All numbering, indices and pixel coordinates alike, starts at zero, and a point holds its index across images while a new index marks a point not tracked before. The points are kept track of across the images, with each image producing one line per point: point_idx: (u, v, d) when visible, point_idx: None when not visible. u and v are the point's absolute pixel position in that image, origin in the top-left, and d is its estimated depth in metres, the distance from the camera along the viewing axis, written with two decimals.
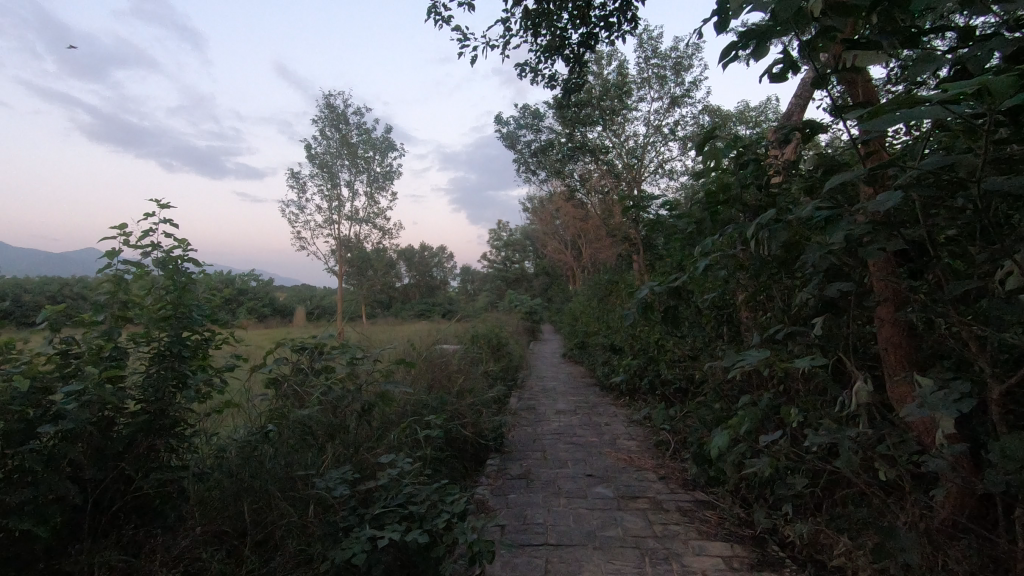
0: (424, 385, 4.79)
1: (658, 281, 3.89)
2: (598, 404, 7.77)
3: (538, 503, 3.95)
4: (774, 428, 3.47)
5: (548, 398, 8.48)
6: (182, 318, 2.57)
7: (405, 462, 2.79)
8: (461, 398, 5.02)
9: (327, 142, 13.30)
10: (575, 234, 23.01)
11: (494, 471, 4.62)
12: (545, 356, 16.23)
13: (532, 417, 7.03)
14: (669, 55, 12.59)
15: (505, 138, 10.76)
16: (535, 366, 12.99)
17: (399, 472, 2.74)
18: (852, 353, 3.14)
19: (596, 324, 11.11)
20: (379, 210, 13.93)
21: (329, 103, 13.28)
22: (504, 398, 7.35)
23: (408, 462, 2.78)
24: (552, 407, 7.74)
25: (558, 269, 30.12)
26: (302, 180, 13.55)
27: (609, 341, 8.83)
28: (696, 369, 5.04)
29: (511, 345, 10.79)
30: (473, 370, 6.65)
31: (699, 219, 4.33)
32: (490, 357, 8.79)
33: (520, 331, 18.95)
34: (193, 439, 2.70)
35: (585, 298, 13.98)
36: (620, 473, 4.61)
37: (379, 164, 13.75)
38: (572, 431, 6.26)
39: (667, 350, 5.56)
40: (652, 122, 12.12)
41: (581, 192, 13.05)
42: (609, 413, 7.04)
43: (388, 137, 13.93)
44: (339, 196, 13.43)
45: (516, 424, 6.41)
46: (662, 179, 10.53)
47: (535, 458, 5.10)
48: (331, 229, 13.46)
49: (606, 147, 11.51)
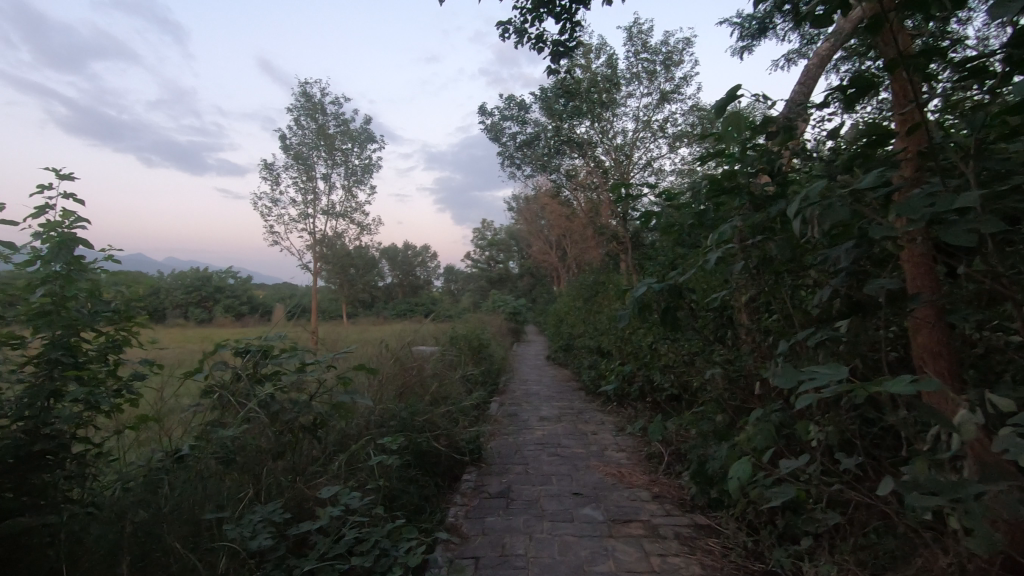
0: (395, 392, 4.32)
1: (656, 278, 3.46)
2: (585, 410, 7.35)
3: (518, 528, 3.49)
4: (787, 446, 3.06)
5: (531, 404, 8.03)
6: (67, 316, 2.09)
7: (352, 500, 2.43)
8: (436, 407, 4.54)
9: (302, 133, 12.69)
10: (561, 234, 22.60)
11: (470, 488, 4.15)
12: (529, 358, 15.79)
13: (514, 424, 6.57)
14: (659, 50, 12.24)
15: (489, 129, 10.28)
16: (519, 369, 12.54)
17: (345, 513, 2.41)
18: (881, 362, 2.72)
19: (582, 326, 10.71)
20: (357, 204, 13.34)
21: (306, 91, 12.68)
22: (485, 404, 6.88)
23: (355, 498, 2.42)
24: (535, 413, 7.28)
25: (543, 270, 29.77)
26: (276, 171, 12.91)
27: (596, 344, 8.40)
28: (693, 376, 4.62)
29: (493, 347, 10.31)
30: (452, 375, 6.17)
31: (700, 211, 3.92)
32: (471, 360, 8.31)
33: (504, 332, 18.45)
34: (89, 467, 2.19)
35: (571, 299, 13.55)
36: (609, 491, 4.17)
37: (358, 156, 13.17)
38: (557, 440, 5.81)
39: (661, 355, 5.16)
40: (641, 117, 11.74)
41: (568, 190, 12.62)
42: (596, 421, 6.62)
43: (368, 129, 13.36)
44: (315, 190, 12.82)
45: (498, 434, 5.93)
46: (651, 177, 10.16)
47: (517, 473, 4.64)
48: (307, 223, 12.84)
49: (594, 143, 11.11)
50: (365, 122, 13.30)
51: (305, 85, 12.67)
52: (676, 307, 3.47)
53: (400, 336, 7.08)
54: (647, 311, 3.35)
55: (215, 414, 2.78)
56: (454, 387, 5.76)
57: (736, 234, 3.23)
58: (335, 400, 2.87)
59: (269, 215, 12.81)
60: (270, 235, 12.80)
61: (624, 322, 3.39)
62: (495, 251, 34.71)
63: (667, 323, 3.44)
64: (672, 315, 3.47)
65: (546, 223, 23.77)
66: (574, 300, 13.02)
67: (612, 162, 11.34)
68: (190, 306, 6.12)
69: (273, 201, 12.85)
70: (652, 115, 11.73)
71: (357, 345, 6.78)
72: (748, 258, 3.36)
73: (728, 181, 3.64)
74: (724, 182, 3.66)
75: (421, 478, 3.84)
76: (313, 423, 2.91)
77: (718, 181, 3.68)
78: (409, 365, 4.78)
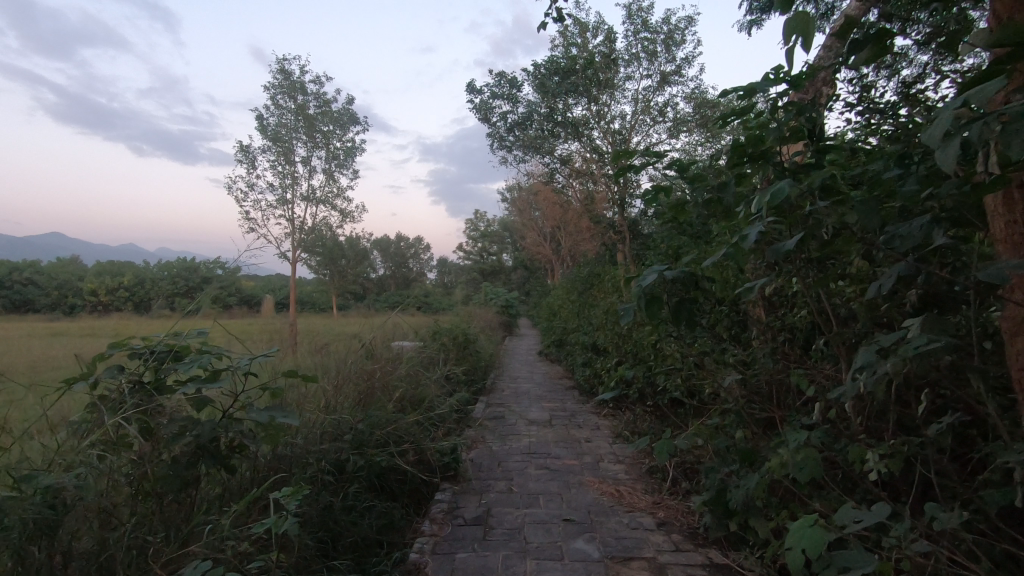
0: (356, 399, 3.67)
1: (668, 263, 2.81)
2: (579, 412, 6.71)
3: (494, 570, 2.84)
4: (834, 475, 2.43)
5: (520, 404, 7.39)
6: None
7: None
8: (407, 414, 3.90)
9: (280, 113, 11.92)
10: (555, 225, 21.88)
11: (441, 513, 3.50)
12: (520, 353, 15.17)
13: (500, 429, 5.93)
14: (660, 29, 11.53)
15: (477, 108, 9.55)
16: (509, 365, 11.90)
17: None
18: (970, 373, 2.07)
19: (576, 321, 10.07)
20: (339, 190, 12.58)
21: (284, 68, 11.88)
22: (468, 406, 6.23)
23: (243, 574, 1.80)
24: (524, 416, 6.64)
25: (535, 262, 29.15)
26: (252, 154, 12.11)
27: (591, 341, 7.75)
28: (705, 380, 3.98)
29: (481, 342, 9.62)
30: (431, 375, 5.53)
31: (720, 184, 3.27)
32: (454, 357, 7.66)
33: (495, 326, 17.79)
34: None
35: (565, 293, 12.88)
36: (605, 517, 3.53)
37: (340, 139, 12.41)
38: (546, 449, 5.17)
39: (666, 355, 4.53)
40: (640, 99, 11.05)
41: (563, 178, 11.96)
42: (591, 425, 6.01)
43: (351, 110, 12.58)
44: (294, 174, 12.05)
45: (482, 442, 5.28)
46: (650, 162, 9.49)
47: (499, 491, 4.00)
48: (285, 209, 12.07)
49: (590, 125, 10.40)
50: (348, 102, 12.52)
51: (283, 61, 11.87)
52: (692, 300, 2.85)
53: (374, 331, 6.42)
54: (659, 305, 2.71)
55: (95, 432, 2.14)
56: (433, 390, 5.11)
57: (770, 207, 2.62)
58: (254, 418, 2.22)
59: (244, 200, 12.00)
60: (246, 221, 12.02)
61: (630, 319, 2.75)
62: (487, 243, 33.94)
63: (681, 319, 2.81)
64: (688, 309, 2.84)
65: (540, 214, 23.06)
66: (568, 293, 12.38)
67: (609, 147, 10.65)
68: (132, 296, 5.39)
69: (249, 186, 12.05)
70: (652, 98, 11.07)
71: (326, 341, 6.09)
72: (782, 240, 2.74)
73: (754, 146, 3.01)
74: (748, 147, 3.03)
75: (382, 505, 3.19)
76: (229, 445, 2.26)
77: (742, 146, 3.04)
78: (377, 365, 4.14)
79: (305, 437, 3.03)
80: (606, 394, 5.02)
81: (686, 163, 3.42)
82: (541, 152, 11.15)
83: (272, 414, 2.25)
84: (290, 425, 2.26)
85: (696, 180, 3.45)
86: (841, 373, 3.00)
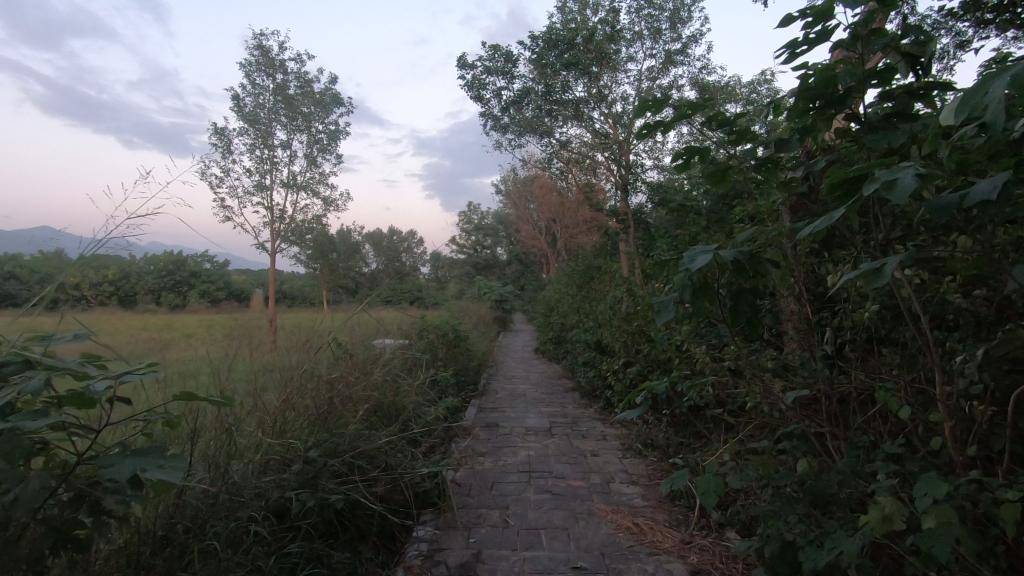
0: (313, 414, 2.95)
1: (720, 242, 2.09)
2: (582, 419, 6.01)
3: None
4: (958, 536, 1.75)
5: (516, 409, 6.68)
6: None
7: None
8: (377, 432, 3.18)
9: (258, 93, 11.08)
10: (552, 217, 21.08)
11: (419, 558, 2.78)
12: (516, 350, 14.44)
13: (494, 440, 5.21)
14: (665, 4, 10.71)
15: (468, 85, 8.77)
16: (504, 363, 11.18)
17: None
18: None
19: (576, 317, 9.34)
20: (321, 175, 11.77)
21: (261, 44, 11.00)
22: (457, 414, 5.50)
23: None
24: (521, 423, 5.93)
25: (531, 256, 28.39)
26: (228, 137, 11.24)
27: (595, 339, 7.04)
28: (743, 389, 3.29)
29: (474, 340, 8.87)
30: (415, 380, 4.81)
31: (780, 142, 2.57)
32: (442, 357, 6.93)
33: (489, 321, 17.05)
34: None
35: (564, 286, 12.15)
36: (625, 562, 2.83)
37: (322, 122, 11.59)
38: (547, 464, 4.47)
39: (691, 359, 3.84)
40: (644, 80, 10.28)
41: (561, 164, 11.19)
42: (597, 435, 5.31)
43: (334, 91, 11.72)
44: (273, 158, 11.24)
45: (474, 458, 4.57)
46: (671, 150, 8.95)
47: (491, 524, 3.28)
48: (263, 196, 11.24)
49: (591, 106, 9.62)
50: (331, 82, 11.67)
51: (261, 36, 11.00)
52: (754, 291, 2.12)
53: (352, 331, 5.68)
54: (712, 300, 2.00)
55: None
56: (414, 399, 4.41)
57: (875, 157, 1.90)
58: (105, 473, 1.43)
59: (218, 187, 11.13)
60: (221, 209, 11.17)
61: (672, 318, 2.03)
62: (481, 237, 33.00)
63: (741, 317, 2.11)
64: (748, 304, 2.11)
65: (536, 205, 22.26)
66: (567, 287, 11.65)
67: (611, 130, 9.88)
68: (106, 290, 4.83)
69: (223, 171, 11.18)
70: (657, 79, 10.28)
71: (296, 340, 5.35)
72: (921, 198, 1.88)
73: (831, 87, 2.30)
74: (820, 90, 2.32)
75: (339, 555, 2.48)
76: (80, 507, 1.51)
77: (812, 88, 2.32)
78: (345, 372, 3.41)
79: (238, 472, 2.35)
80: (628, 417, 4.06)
81: (738, 115, 2.67)
82: (538, 137, 10.39)
83: (138, 465, 1.45)
84: (169, 484, 1.46)
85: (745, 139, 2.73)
86: (940, 386, 2.31)
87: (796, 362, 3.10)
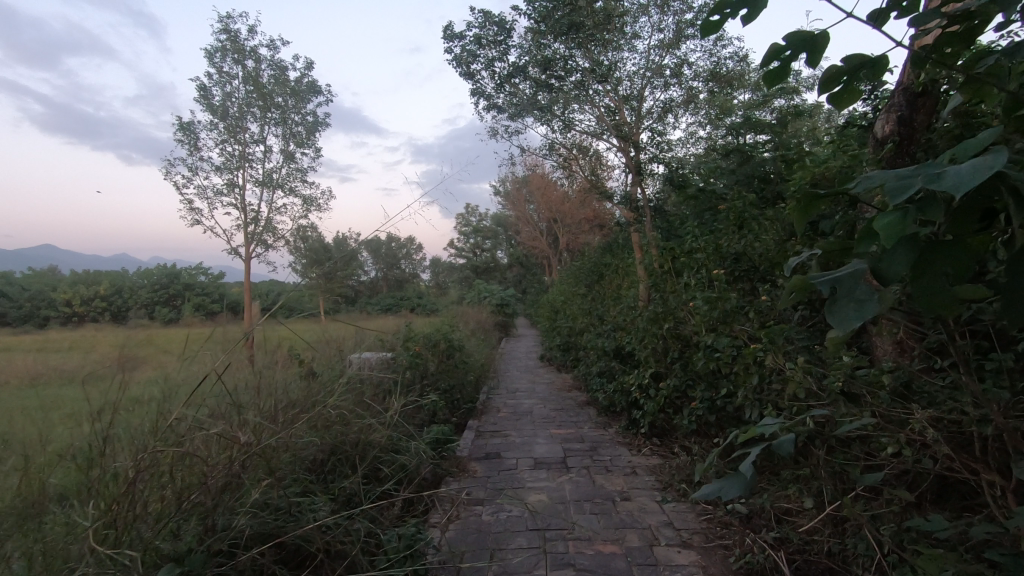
0: (198, 494, 2.21)
1: (976, 146, 0.98)
2: (604, 445, 4.90)
3: None
4: None
5: (522, 431, 5.58)
6: None
7: None
8: (304, 513, 2.48)
9: (226, 82, 10.00)
10: (555, 215, 19.90)
11: None
12: (519, 357, 13.35)
13: (496, 479, 4.12)
14: None
15: (456, 60, 7.70)
16: (507, 373, 10.08)
17: None
18: None
19: (586, 319, 8.23)
20: (299, 171, 10.68)
21: (227, 26, 9.87)
22: (448, 446, 4.41)
23: None
24: (528, 452, 4.82)
25: (533, 258, 27.28)
26: (194, 132, 10.10)
27: (612, 347, 5.93)
28: (879, 423, 2.18)
29: (471, 348, 7.77)
30: (390, 408, 3.73)
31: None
32: (432, 373, 5.84)
33: (488, 326, 15.88)
34: None
35: (571, 286, 11.02)
36: None
37: (299, 113, 10.48)
38: (565, 516, 3.38)
39: (777, 377, 2.71)
40: (654, 54, 9.14)
41: (562, 152, 10.08)
42: (627, 468, 4.21)
43: (311, 79, 10.60)
44: (245, 154, 10.16)
45: (468, 510, 3.48)
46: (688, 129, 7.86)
47: None
48: (234, 196, 10.14)
49: (595, 82, 8.49)
50: (307, 68, 10.55)
51: (228, 19, 9.91)
52: None
53: (316, 346, 4.57)
54: (975, 269, 0.84)
55: None
56: (386, 433, 3.42)
57: None
58: None
59: (185, 186, 10.00)
60: (188, 211, 10.07)
61: (875, 316, 0.89)
62: (480, 239, 31.68)
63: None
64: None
65: (536, 204, 21.07)
66: (574, 287, 10.53)
67: (619, 110, 8.76)
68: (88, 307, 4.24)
69: (191, 169, 10.06)
70: (669, 53, 9.14)
71: None
72: None
73: None
74: None
75: None
76: None
77: None
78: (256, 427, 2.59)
79: None
80: (716, 481, 1.46)
81: None
82: (537, 120, 9.28)
83: None
84: None
85: (901, 13, 1.51)
86: None
87: (976, 380, 1.97)
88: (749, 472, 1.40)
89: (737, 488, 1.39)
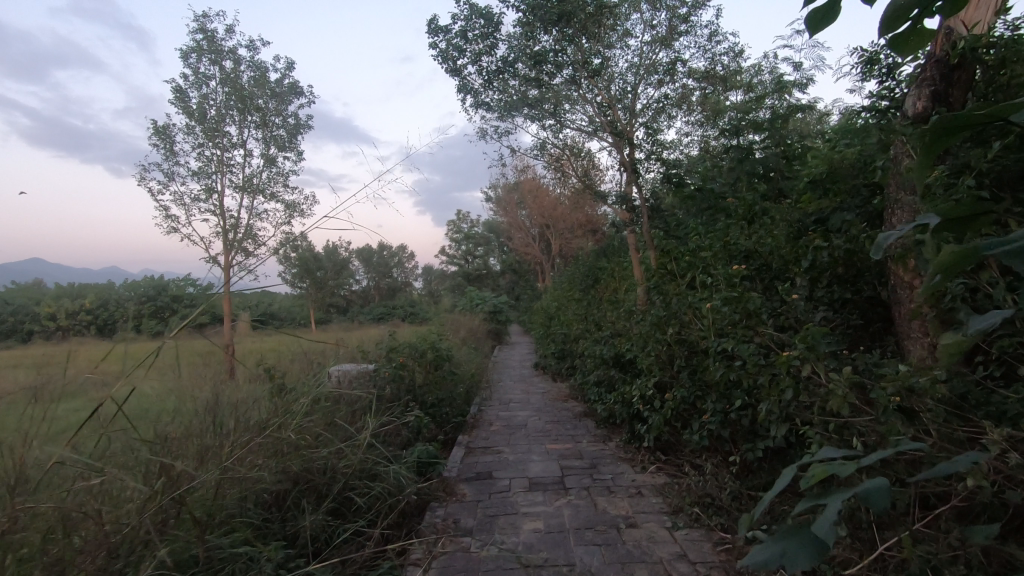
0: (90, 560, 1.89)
1: None
2: (604, 462, 4.50)
3: None
4: None
5: (516, 447, 5.18)
6: None
7: None
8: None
9: (201, 84, 9.59)
10: (547, 220, 19.54)
11: None
12: (513, 366, 12.92)
13: (486, 503, 3.71)
14: None
15: (441, 55, 7.34)
16: (500, 384, 9.66)
17: None
18: None
19: (582, 326, 7.85)
20: (281, 176, 10.26)
21: (204, 26, 9.48)
22: (434, 467, 4.00)
23: None
24: (522, 471, 4.42)
25: (525, 264, 26.90)
26: (170, 136, 9.66)
27: (610, 356, 5.57)
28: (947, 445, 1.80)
29: (461, 358, 7.36)
30: (366, 428, 3.32)
31: None
32: (417, 385, 5.43)
33: (481, 334, 15.44)
34: None
35: (565, 291, 10.64)
36: None
37: (279, 116, 10.06)
38: (564, 548, 2.98)
39: (813, 389, 2.32)
40: (647, 50, 8.85)
41: (554, 153, 9.73)
42: (631, 489, 3.82)
43: (292, 80, 10.21)
44: (223, 158, 9.73)
45: (454, 542, 3.06)
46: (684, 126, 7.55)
47: None
48: (212, 202, 9.70)
49: (585, 78, 8.16)
50: (288, 69, 10.15)
51: (204, 18, 9.51)
52: None
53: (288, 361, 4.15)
54: None
55: None
56: (361, 457, 3.09)
57: None
58: None
59: (160, 192, 9.55)
60: (164, 219, 9.59)
61: None
62: (471, 246, 31.26)
63: None
64: None
65: (528, 209, 20.74)
66: (568, 292, 10.15)
67: (612, 107, 8.43)
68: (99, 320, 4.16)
69: (166, 175, 9.60)
70: (663, 49, 8.84)
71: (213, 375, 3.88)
72: None
73: None
74: None
75: None
76: None
77: None
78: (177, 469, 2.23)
79: None
80: (767, 545, 1.05)
81: None
82: (527, 119, 8.92)
83: None
84: None
85: None
86: None
87: None
88: (824, 536, 0.99)
89: (806, 559, 0.98)
